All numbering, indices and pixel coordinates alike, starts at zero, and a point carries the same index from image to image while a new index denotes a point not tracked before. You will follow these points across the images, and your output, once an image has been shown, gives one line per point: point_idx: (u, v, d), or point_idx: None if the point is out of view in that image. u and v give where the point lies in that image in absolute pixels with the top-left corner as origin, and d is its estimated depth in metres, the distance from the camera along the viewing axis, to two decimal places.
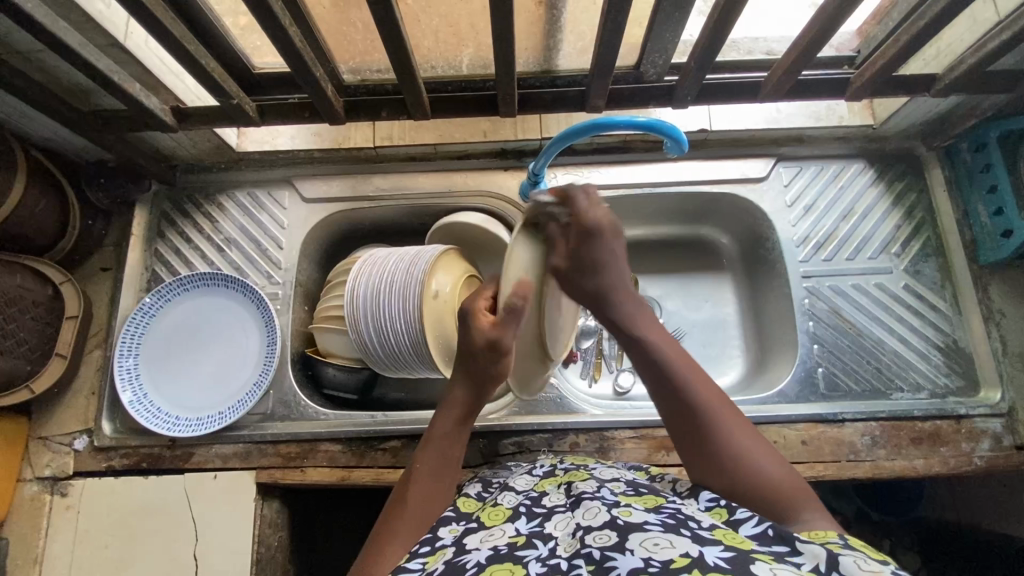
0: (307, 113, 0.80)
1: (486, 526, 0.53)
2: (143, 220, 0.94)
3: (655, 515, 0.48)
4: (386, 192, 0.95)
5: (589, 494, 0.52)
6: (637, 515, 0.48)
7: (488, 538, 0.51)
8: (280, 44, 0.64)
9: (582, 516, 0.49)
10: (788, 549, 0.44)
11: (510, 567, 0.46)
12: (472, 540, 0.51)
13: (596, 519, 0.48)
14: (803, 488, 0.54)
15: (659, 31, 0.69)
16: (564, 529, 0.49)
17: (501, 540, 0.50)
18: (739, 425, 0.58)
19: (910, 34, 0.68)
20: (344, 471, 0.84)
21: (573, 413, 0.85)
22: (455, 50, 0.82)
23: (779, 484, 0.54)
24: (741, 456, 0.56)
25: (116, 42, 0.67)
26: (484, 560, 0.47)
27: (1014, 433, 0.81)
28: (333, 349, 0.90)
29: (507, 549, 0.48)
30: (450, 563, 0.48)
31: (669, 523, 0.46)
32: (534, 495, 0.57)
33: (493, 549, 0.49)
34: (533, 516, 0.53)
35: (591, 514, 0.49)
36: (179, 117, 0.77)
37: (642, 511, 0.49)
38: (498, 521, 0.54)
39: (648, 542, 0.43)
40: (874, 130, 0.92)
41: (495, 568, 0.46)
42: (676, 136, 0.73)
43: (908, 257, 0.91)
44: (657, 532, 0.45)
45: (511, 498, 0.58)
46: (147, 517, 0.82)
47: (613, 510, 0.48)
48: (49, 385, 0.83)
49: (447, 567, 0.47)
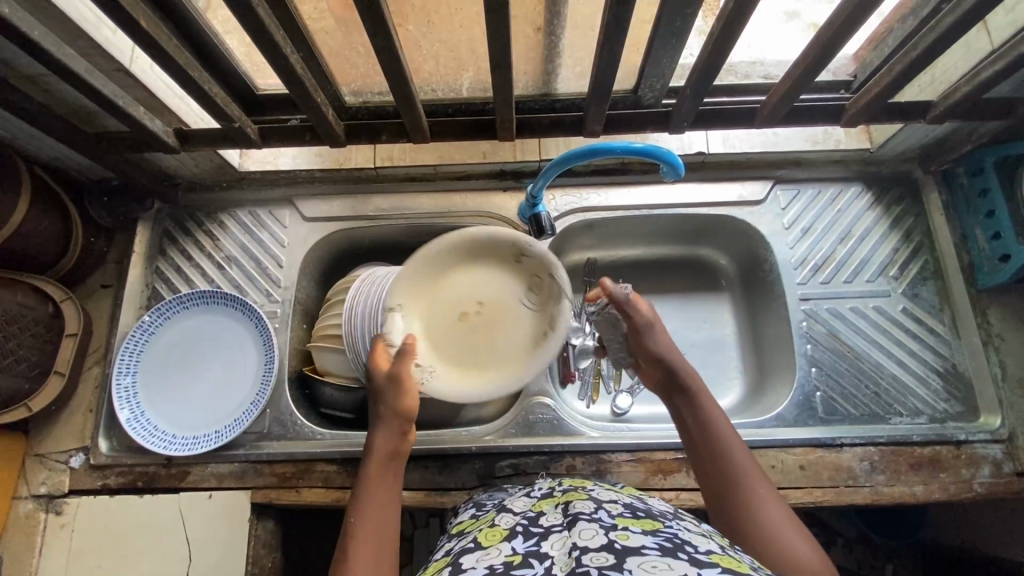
0: (307, 135, 0.81)
1: (483, 546, 0.53)
2: (145, 237, 0.95)
3: (652, 539, 0.47)
4: (386, 212, 0.96)
5: (586, 514, 0.52)
6: (634, 539, 0.47)
7: (483, 557, 0.50)
8: (281, 71, 0.65)
9: (578, 536, 0.48)
10: None
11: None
12: (468, 558, 0.50)
13: (593, 540, 0.47)
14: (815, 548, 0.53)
15: (657, 56, 0.70)
16: (560, 549, 0.48)
17: (497, 560, 0.49)
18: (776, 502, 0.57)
19: (904, 63, 0.69)
20: (340, 492, 0.83)
21: (570, 436, 0.85)
22: (455, 73, 0.83)
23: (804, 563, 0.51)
24: (768, 529, 0.54)
25: (121, 67, 0.69)
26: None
27: (1014, 459, 0.81)
28: (329, 368, 0.90)
29: (503, 568, 0.47)
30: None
31: (665, 547, 0.46)
32: (532, 516, 0.57)
33: (489, 568, 0.48)
34: (530, 535, 0.52)
35: (588, 536, 0.48)
36: (182, 139, 0.78)
37: (640, 535, 0.48)
38: (494, 542, 0.53)
39: (645, 564, 0.42)
40: (872, 154, 0.93)
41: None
42: (673, 161, 0.74)
43: (907, 280, 0.91)
44: (654, 556, 0.44)
45: (508, 519, 0.57)
46: (140, 537, 0.81)
47: (610, 534, 0.48)
48: (48, 403, 0.83)
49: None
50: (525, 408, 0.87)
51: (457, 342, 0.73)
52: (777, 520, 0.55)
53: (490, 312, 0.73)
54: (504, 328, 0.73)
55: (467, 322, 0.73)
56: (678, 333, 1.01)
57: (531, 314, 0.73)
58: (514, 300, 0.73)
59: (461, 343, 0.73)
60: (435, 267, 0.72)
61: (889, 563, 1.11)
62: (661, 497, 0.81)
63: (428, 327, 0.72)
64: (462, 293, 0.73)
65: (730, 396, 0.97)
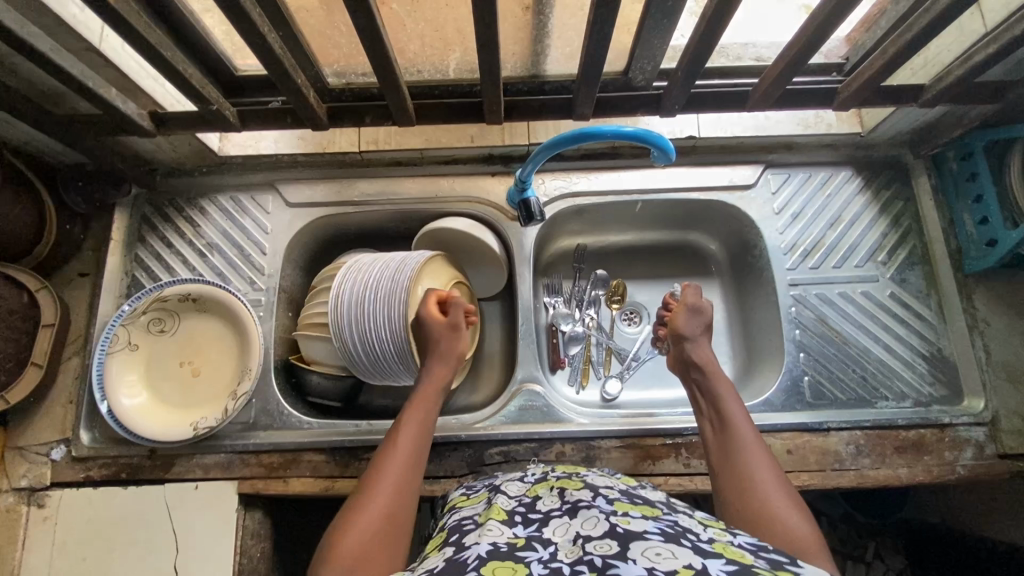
0: (288, 118, 0.78)
1: (482, 524, 0.52)
2: (123, 224, 0.93)
3: (654, 525, 0.48)
4: (372, 197, 0.94)
5: (586, 501, 0.52)
6: (636, 523, 0.48)
7: (485, 534, 0.50)
8: (259, 51, 0.62)
9: (580, 524, 0.49)
10: (788, 560, 0.45)
11: (512, 565, 0.45)
12: (469, 536, 0.50)
13: (595, 527, 0.48)
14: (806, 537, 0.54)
15: (648, 37, 0.68)
16: (563, 534, 0.49)
17: (500, 539, 0.49)
18: (776, 479, 0.59)
19: (898, 46, 0.67)
20: (328, 481, 0.83)
21: (559, 422, 0.85)
22: (441, 54, 0.80)
23: (796, 539, 0.53)
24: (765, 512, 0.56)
25: (90, 46, 0.65)
26: (484, 553, 0.47)
27: (996, 442, 0.82)
28: (316, 357, 0.89)
29: (507, 547, 0.48)
30: (448, 561, 0.47)
31: (668, 534, 0.47)
32: (528, 501, 0.56)
33: (493, 546, 0.48)
34: (530, 521, 0.52)
35: (590, 524, 0.48)
36: (157, 123, 0.75)
37: (640, 520, 0.49)
38: (492, 520, 0.53)
39: (649, 552, 0.43)
40: (863, 138, 0.92)
41: (496, 565, 0.45)
42: (664, 145, 0.72)
43: (895, 265, 0.91)
44: (658, 541, 0.45)
45: (505, 502, 0.56)
46: (128, 527, 0.81)
47: (611, 519, 0.49)
48: (25, 395, 0.81)
49: (445, 564, 0.46)
50: (514, 396, 0.86)
51: (197, 389, 0.86)
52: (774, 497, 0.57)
53: (194, 354, 0.88)
54: (195, 344, 0.88)
55: (199, 376, 0.87)
56: None
57: (149, 331, 0.86)
58: (179, 332, 0.88)
59: (178, 391, 0.86)
60: (122, 377, 0.83)
61: (872, 541, 1.13)
62: (650, 482, 0.81)
63: (178, 402, 0.85)
64: (159, 370, 0.86)
65: None
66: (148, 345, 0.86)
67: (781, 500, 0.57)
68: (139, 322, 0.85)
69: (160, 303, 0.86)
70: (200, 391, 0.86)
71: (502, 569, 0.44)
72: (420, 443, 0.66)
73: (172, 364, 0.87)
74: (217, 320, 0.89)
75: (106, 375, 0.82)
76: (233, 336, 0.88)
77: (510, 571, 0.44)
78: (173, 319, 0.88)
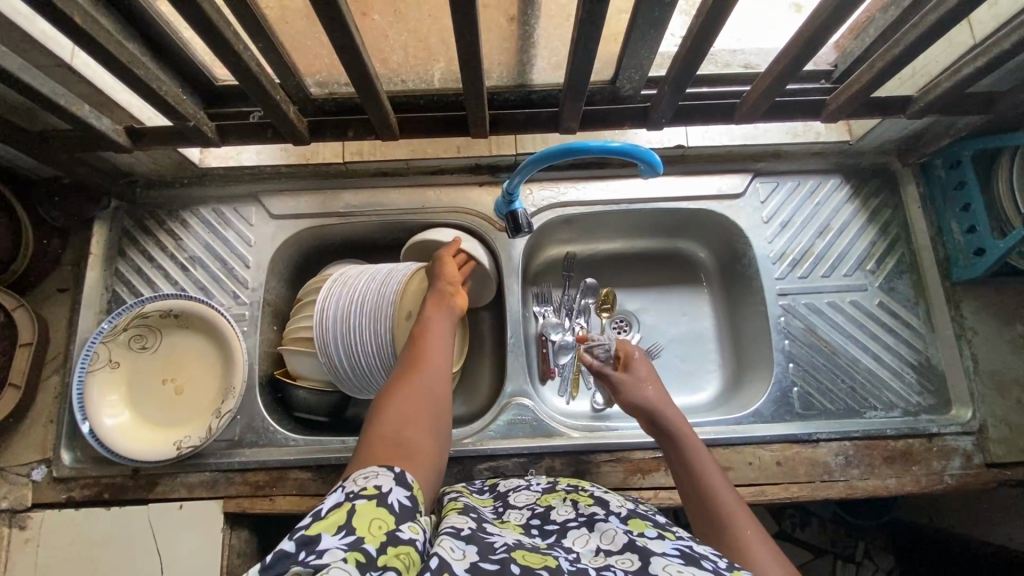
0: (269, 133, 0.77)
1: (500, 528, 0.54)
2: (102, 238, 0.91)
3: (671, 544, 0.50)
4: (357, 208, 0.93)
5: (602, 517, 0.55)
6: (654, 542, 0.50)
7: (508, 534, 0.52)
8: (236, 68, 0.61)
9: (600, 538, 0.51)
10: None
11: (542, 555, 0.46)
12: (492, 528, 0.52)
13: (615, 542, 0.50)
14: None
15: (636, 47, 0.67)
16: (584, 546, 0.51)
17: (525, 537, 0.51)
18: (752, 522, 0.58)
19: (887, 58, 0.67)
20: (315, 499, 0.82)
21: (549, 436, 0.84)
22: (425, 64, 0.79)
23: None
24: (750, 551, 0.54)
25: (60, 62, 0.63)
26: (507, 543, 0.48)
27: (984, 451, 0.82)
28: (302, 372, 0.88)
29: (531, 543, 0.49)
30: (477, 538, 0.48)
31: (686, 555, 0.48)
32: (540, 511, 0.58)
33: (517, 540, 0.49)
34: (547, 533, 0.54)
35: (609, 538, 0.51)
36: (133, 138, 0.73)
37: (658, 540, 0.51)
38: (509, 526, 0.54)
39: (671, 568, 0.45)
40: (851, 146, 0.92)
41: (525, 552, 0.46)
42: (651, 160, 0.71)
43: (883, 274, 0.91)
44: (678, 561, 0.46)
45: (518, 516, 0.58)
46: (112, 549, 0.79)
47: (631, 535, 0.51)
48: (4, 416, 0.79)
49: (473, 538, 0.48)
50: (504, 409, 0.86)
51: (181, 406, 0.85)
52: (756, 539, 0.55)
53: (177, 371, 0.86)
54: (178, 361, 0.87)
55: (182, 394, 0.86)
56: (657, 328, 1.00)
57: (131, 348, 0.85)
58: (161, 348, 0.86)
59: (161, 409, 0.84)
60: (104, 396, 0.82)
61: (861, 542, 1.14)
62: (640, 496, 0.81)
63: (162, 420, 0.84)
64: (141, 389, 0.85)
65: (708, 390, 0.97)
66: (129, 363, 0.84)
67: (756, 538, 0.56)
68: (120, 340, 0.84)
69: (141, 319, 0.84)
70: (184, 409, 0.85)
71: (533, 556, 0.46)
72: (445, 349, 0.69)
73: (154, 382, 0.85)
74: (199, 335, 0.87)
75: (87, 394, 0.80)
76: (217, 351, 0.87)
77: (540, 559, 0.46)
78: (155, 335, 0.86)
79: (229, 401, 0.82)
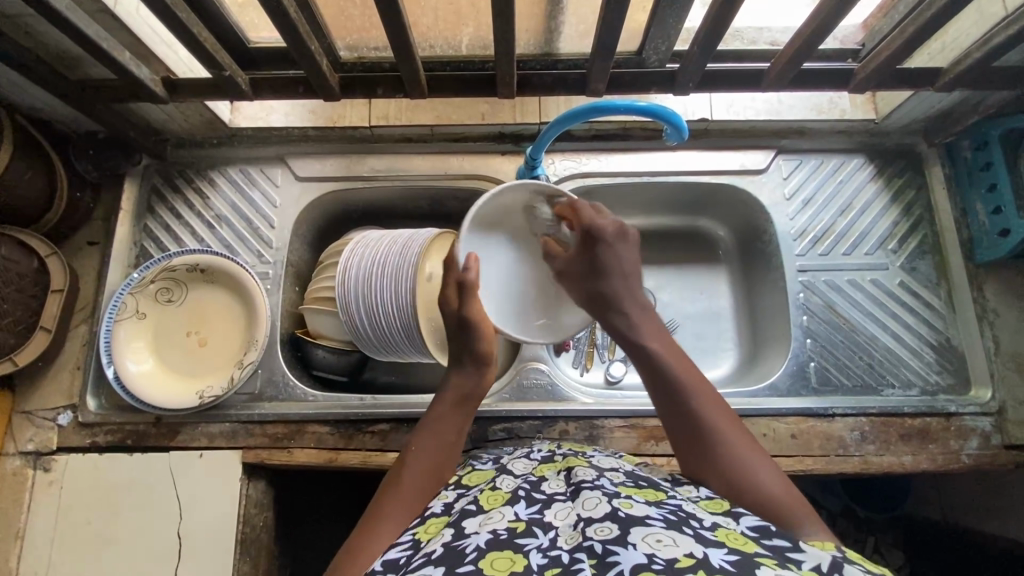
0: (301, 88, 0.78)
1: (485, 509, 0.51)
2: (132, 193, 0.93)
3: (656, 510, 0.47)
4: (380, 173, 0.94)
5: (589, 483, 0.51)
6: (638, 509, 0.47)
7: (486, 521, 0.48)
8: (276, 16, 0.63)
9: (582, 506, 0.47)
10: None
11: (510, 556, 0.44)
12: (470, 522, 0.49)
13: (597, 510, 0.46)
14: (801, 502, 0.53)
15: (664, 14, 0.67)
16: (565, 519, 0.47)
17: (500, 524, 0.48)
18: (747, 445, 0.58)
19: (917, 25, 0.67)
20: (332, 453, 0.83)
21: (562, 401, 0.85)
22: (454, 29, 0.80)
23: (780, 502, 0.53)
24: (754, 487, 0.54)
25: (105, 7, 0.65)
26: (483, 543, 0.45)
27: (1002, 433, 0.81)
28: (323, 331, 0.89)
29: (507, 535, 0.46)
30: (448, 548, 0.46)
31: (670, 520, 0.45)
32: (533, 480, 0.55)
33: (493, 534, 0.46)
34: (533, 501, 0.50)
35: (592, 505, 0.47)
36: (169, 89, 0.75)
37: (642, 505, 0.48)
38: (496, 505, 0.51)
39: (651, 538, 0.42)
40: (876, 125, 0.91)
41: (495, 555, 0.44)
42: (677, 122, 0.72)
43: (905, 253, 0.90)
44: (660, 527, 0.44)
45: (509, 482, 0.55)
46: (132, 492, 0.81)
47: (613, 502, 0.47)
48: (34, 359, 0.82)
49: (443, 553, 0.45)
50: (520, 373, 0.86)
51: (205, 360, 0.87)
52: (756, 465, 0.56)
53: (202, 325, 0.88)
54: (206, 317, 0.88)
55: (205, 346, 0.87)
56: (674, 305, 1.00)
57: (163, 304, 0.87)
58: (190, 304, 0.88)
59: (186, 360, 0.86)
60: (130, 343, 0.84)
61: None
62: (652, 462, 0.81)
63: (188, 370, 0.86)
64: (169, 340, 0.87)
65: (723, 366, 0.97)
66: (158, 314, 0.87)
67: (747, 448, 0.57)
68: (150, 291, 0.86)
69: (169, 272, 0.86)
70: (207, 363, 0.87)
71: (501, 562, 0.43)
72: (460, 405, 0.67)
73: (180, 334, 0.87)
74: (226, 291, 0.89)
75: (115, 340, 0.83)
76: (241, 307, 0.89)
77: (508, 563, 0.43)
78: (182, 288, 0.88)
79: (252, 356, 0.84)
